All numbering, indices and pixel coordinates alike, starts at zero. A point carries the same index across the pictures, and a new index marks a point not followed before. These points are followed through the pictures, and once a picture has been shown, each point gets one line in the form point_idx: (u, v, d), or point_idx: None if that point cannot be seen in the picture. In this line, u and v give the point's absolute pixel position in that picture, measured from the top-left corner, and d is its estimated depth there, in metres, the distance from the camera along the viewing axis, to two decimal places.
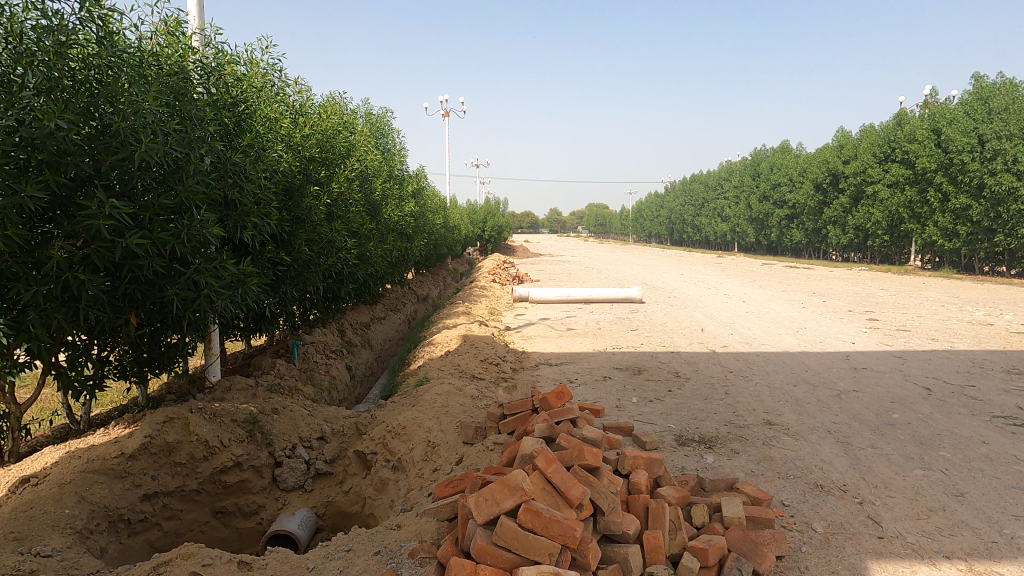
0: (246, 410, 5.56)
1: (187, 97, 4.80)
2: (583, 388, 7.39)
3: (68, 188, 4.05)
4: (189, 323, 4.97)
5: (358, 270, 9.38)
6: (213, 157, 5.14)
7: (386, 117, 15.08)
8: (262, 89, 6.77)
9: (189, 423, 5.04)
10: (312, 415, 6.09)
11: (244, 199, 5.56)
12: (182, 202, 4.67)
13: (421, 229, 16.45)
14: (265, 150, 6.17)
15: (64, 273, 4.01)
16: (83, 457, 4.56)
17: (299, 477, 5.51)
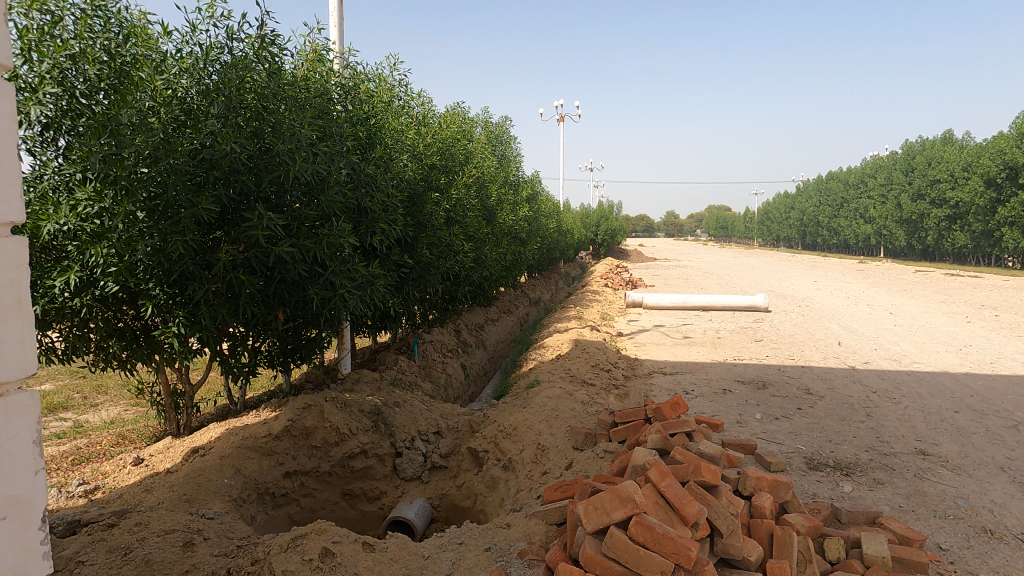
0: (372, 401, 6.01)
1: (329, 115, 5.31)
2: (700, 400, 7.04)
3: (235, 201, 4.68)
4: (326, 319, 5.48)
5: (474, 274, 9.80)
6: (351, 169, 5.68)
7: (504, 125, 15.59)
8: (389, 102, 7.31)
9: (323, 411, 5.56)
10: (430, 411, 6.43)
11: (374, 207, 6.03)
12: (324, 211, 5.18)
13: (535, 233, 16.75)
14: (393, 160, 6.69)
15: (230, 273, 4.62)
16: (239, 434, 5.22)
17: (417, 468, 5.82)
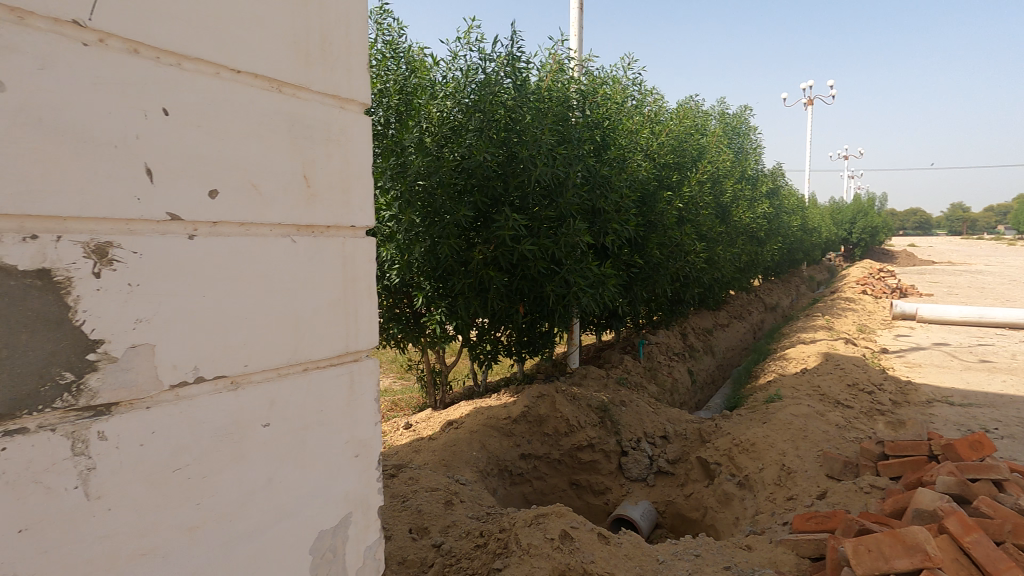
0: (600, 398, 6.16)
1: (567, 120, 5.59)
2: (1009, 442, 5.53)
3: (486, 205, 5.26)
4: (560, 315, 5.79)
5: (705, 275, 9.29)
6: (586, 171, 5.89)
7: (742, 115, 14.41)
8: (624, 103, 7.38)
9: (555, 402, 5.89)
10: (656, 414, 6.33)
11: (608, 207, 6.15)
12: (562, 212, 5.47)
13: (774, 232, 15.13)
14: (627, 160, 6.73)
15: (481, 269, 5.21)
16: (484, 413, 5.86)
17: (642, 469, 5.79)
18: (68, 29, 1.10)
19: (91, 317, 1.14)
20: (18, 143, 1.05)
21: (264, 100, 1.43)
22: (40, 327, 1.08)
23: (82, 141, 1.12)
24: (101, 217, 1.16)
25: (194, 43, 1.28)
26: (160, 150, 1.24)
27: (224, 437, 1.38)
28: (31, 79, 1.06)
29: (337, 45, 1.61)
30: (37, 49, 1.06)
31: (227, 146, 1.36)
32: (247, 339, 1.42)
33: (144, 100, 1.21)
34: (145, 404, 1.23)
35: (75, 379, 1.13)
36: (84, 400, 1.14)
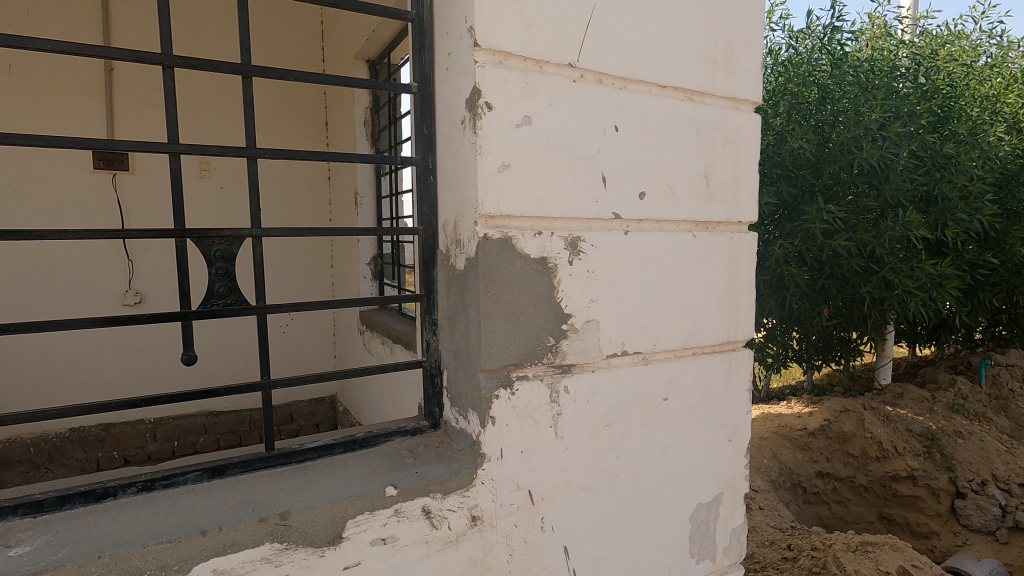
0: (922, 421, 4.07)
1: (897, 89, 4.13)
2: None
3: (794, 195, 4.13)
4: (875, 321, 4.31)
5: None
6: (919, 149, 4.29)
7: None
8: (979, 64, 5.37)
9: (865, 417, 3.95)
10: (1015, 456, 4.00)
11: (952, 192, 4.39)
12: (885, 202, 4.09)
13: None
14: (984, 131, 4.69)
15: (780, 266, 4.09)
16: (775, 419, 4.34)
17: (990, 519, 3.60)
18: (565, 70, 1.39)
19: (567, 297, 1.46)
20: (535, 163, 1.37)
21: (681, 108, 1.60)
22: (539, 302, 1.42)
23: (569, 158, 1.42)
24: (574, 218, 1.45)
25: (636, 66, 1.50)
26: (612, 161, 1.49)
27: (637, 404, 1.62)
28: (545, 112, 1.37)
29: (738, 49, 1.69)
30: (549, 89, 1.37)
31: (654, 152, 1.56)
32: (657, 321, 1.63)
33: (605, 120, 1.46)
34: (590, 368, 1.53)
35: (554, 343, 1.46)
36: (558, 359, 1.47)
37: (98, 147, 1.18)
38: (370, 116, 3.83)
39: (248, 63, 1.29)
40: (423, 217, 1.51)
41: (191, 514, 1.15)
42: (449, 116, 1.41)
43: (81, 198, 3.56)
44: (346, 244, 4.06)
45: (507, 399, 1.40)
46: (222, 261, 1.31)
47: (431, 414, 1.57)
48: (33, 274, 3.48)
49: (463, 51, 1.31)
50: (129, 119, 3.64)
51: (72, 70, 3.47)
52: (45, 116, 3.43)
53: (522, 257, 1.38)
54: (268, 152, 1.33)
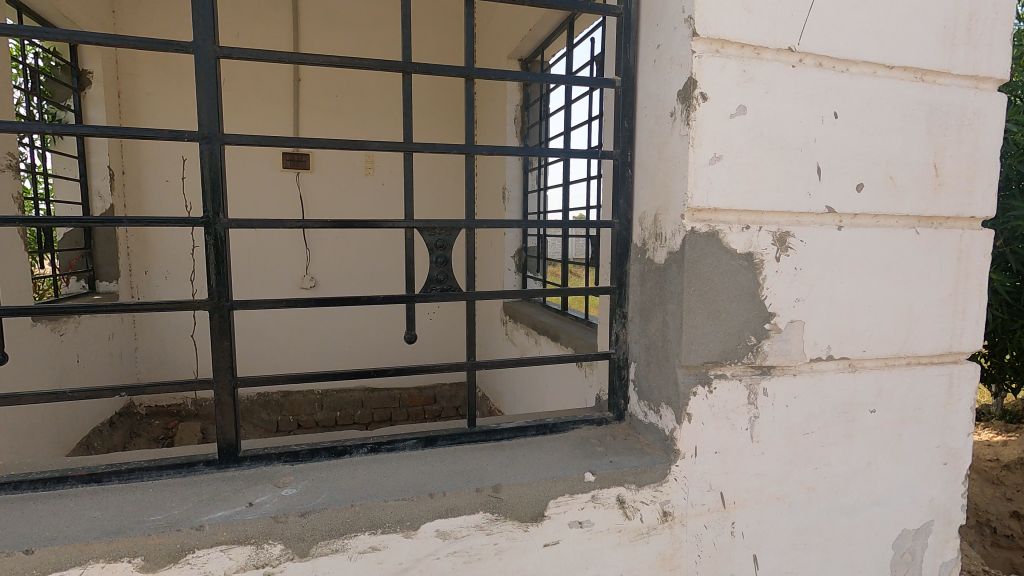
0: None
1: None
2: None
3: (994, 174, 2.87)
4: None
5: None
6: None
7: None
8: None
9: None
10: None
11: None
12: None
13: None
14: None
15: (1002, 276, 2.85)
16: None
17: None
18: (784, 55, 1.34)
19: (771, 295, 1.40)
20: (748, 153, 1.34)
21: (910, 91, 1.45)
22: (743, 298, 1.38)
23: (781, 149, 1.36)
24: (784, 211, 1.38)
25: (861, 48, 1.39)
26: (828, 151, 1.40)
27: (842, 414, 1.50)
28: (760, 100, 1.33)
29: (984, 20, 1.48)
30: (766, 77, 1.33)
31: (876, 141, 1.43)
32: (870, 326, 1.49)
33: (824, 107, 1.38)
34: (791, 372, 1.45)
35: (756, 342, 1.41)
36: (759, 359, 1.41)
37: (344, 147, 1.35)
38: (521, 113, 3.90)
39: (470, 66, 1.40)
40: (618, 211, 1.54)
41: (417, 477, 1.28)
42: (655, 109, 1.43)
43: (274, 192, 4.07)
44: (493, 238, 4.21)
45: (704, 397, 1.38)
46: (440, 249, 1.43)
47: (616, 405, 1.60)
48: (237, 258, 4.07)
49: (678, 42, 1.32)
50: (314, 123, 4.10)
51: (273, 81, 3.98)
52: (252, 122, 3.98)
53: (728, 252, 1.35)
54: (483, 149, 1.44)
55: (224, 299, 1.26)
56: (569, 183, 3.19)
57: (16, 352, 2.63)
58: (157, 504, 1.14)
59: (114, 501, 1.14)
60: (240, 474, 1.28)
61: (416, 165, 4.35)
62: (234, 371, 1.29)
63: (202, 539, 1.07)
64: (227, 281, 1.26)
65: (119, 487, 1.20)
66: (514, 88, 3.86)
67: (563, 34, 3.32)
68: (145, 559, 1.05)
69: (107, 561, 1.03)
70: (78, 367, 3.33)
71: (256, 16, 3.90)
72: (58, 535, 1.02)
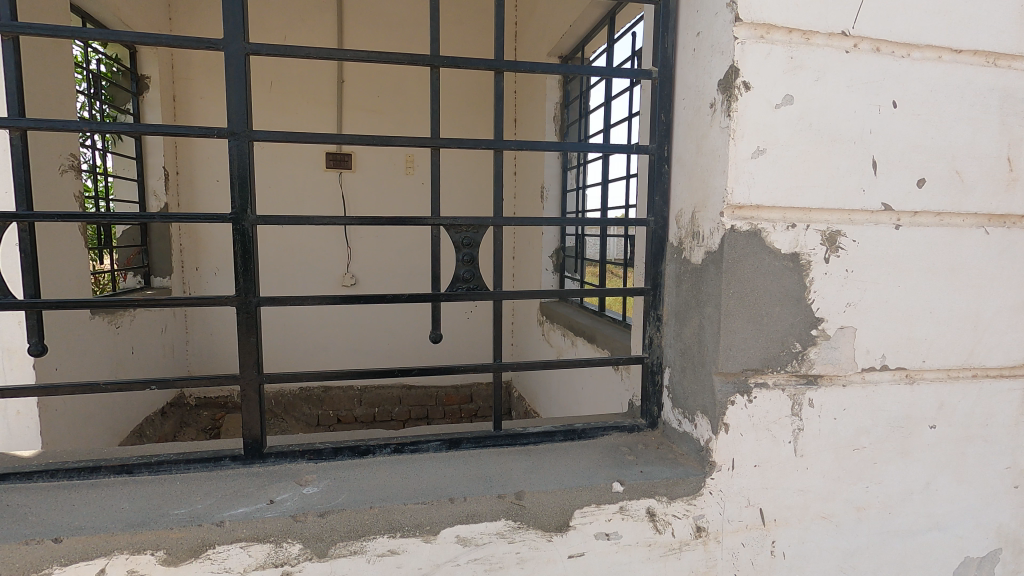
0: None
1: None
2: None
3: None
4: None
5: None
6: None
7: None
8: None
9: None
10: None
11: None
12: None
13: None
14: None
15: None
16: None
17: None
18: (836, 40, 1.24)
19: (819, 299, 1.30)
20: (795, 146, 1.25)
21: (980, 77, 1.32)
22: (787, 302, 1.29)
23: (831, 141, 1.27)
24: (834, 209, 1.28)
25: (925, 31, 1.28)
26: (884, 144, 1.29)
27: (898, 429, 1.38)
28: (809, 89, 1.24)
29: None
30: (816, 64, 1.24)
31: (940, 133, 1.31)
32: (932, 334, 1.37)
33: (881, 96, 1.28)
34: (841, 382, 1.34)
35: (801, 349, 1.31)
36: (805, 368, 1.32)
37: (372, 143, 1.33)
38: (560, 111, 3.84)
39: (500, 59, 1.36)
40: (654, 208, 1.47)
41: (438, 480, 1.25)
42: (694, 101, 1.35)
43: (317, 192, 4.15)
44: (531, 237, 4.17)
45: (743, 406, 1.29)
46: (467, 247, 1.39)
47: (649, 412, 1.53)
48: (282, 256, 4.17)
49: (719, 29, 1.24)
50: (356, 123, 4.15)
51: (317, 83, 4.06)
52: (296, 122, 4.06)
53: (771, 252, 1.26)
54: (512, 144, 1.40)
55: (250, 296, 1.26)
56: (607, 182, 3.11)
57: (76, 343, 2.76)
58: (183, 497, 1.15)
59: (142, 493, 1.16)
60: (264, 470, 1.28)
61: (455, 165, 4.35)
62: (260, 368, 1.29)
63: (223, 535, 1.08)
64: (254, 278, 1.27)
65: (148, 479, 1.22)
66: (554, 85, 3.80)
67: (604, 30, 3.25)
68: (167, 552, 1.06)
69: (131, 553, 1.04)
70: (133, 358, 3.48)
71: (301, 19, 3.98)
72: (87, 525, 1.05)
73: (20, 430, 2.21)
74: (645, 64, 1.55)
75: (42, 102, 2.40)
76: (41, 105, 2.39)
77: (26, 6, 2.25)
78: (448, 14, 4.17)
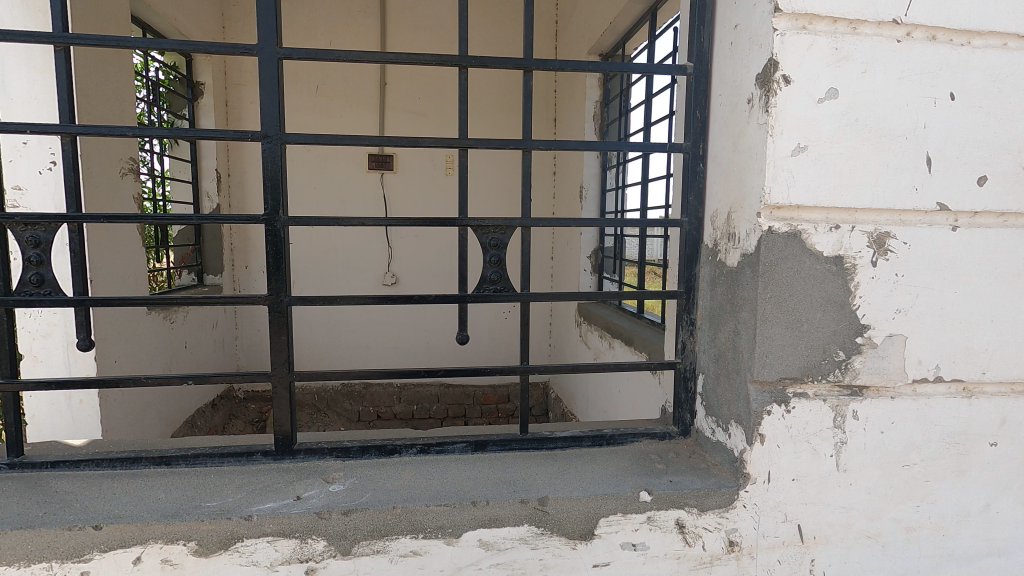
0: None
1: None
2: None
3: None
4: None
5: None
6: None
7: None
8: None
9: None
10: None
11: None
12: None
13: None
14: None
15: None
16: None
17: None
18: (887, 29, 1.17)
19: (865, 305, 1.22)
20: (839, 143, 1.18)
21: None
22: (829, 308, 1.22)
23: (881, 137, 1.19)
24: (883, 209, 1.20)
25: (988, 16, 1.18)
26: (940, 138, 1.20)
27: (954, 446, 1.28)
28: (856, 81, 1.17)
29: None
30: (864, 55, 1.16)
31: (1004, 126, 1.21)
32: (994, 344, 1.26)
33: (936, 87, 1.19)
34: (890, 393, 1.25)
35: (845, 358, 1.24)
36: (848, 378, 1.24)
37: (402, 144, 1.34)
38: (600, 109, 3.78)
39: (529, 58, 1.34)
40: (688, 208, 1.42)
41: (462, 483, 1.24)
42: (731, 97, 1.29)
43: (359, 193, 4.23)
44: (569, 238, 4.12)
45: (781, 416, 1.23)
46: (495, 248, 1.38)
47: (681, 419, 1.48)
48: (325, 256, 4.28)
49: (758, 21, 1.18)
50: (397, 124, 4.21)
51: (360, 86, 4.15)
52: (339, 125, 4.16)
53: (812, 255, 1.19)
54: (541, 144, 1.37)
55: (282, 295, 1.29)
56: (647, 181, 3.04)
57: (134, 337, 2.91)
58: (215, 490, 1.19)
59: (178, 485, 1.21)
60: (294, 466, 1.31)
61: (493, 165, 4.36)
62: (291, 366, 1.32)
63: (250, 529, 1.10)
64: (286, 278, 1.29)
65: (185, 471, 1.27)
66: (594, 83, 3.75)
67: (645, 26, 3.18)
68: (198, 543, 1.09)
69: (165, 542, 1.08)
70: (186, 352, 3.64)
71: (344, 24, 4.08)
72: (125, 513, 1.09)
73: (82, 418, 2.34)
74: (681, 60, 1.50)
75: (105, 109, 2.53)
76: (103, 111, 2.52)
77: (89, 18, 2.38)
78: (489, 15, 4.18)
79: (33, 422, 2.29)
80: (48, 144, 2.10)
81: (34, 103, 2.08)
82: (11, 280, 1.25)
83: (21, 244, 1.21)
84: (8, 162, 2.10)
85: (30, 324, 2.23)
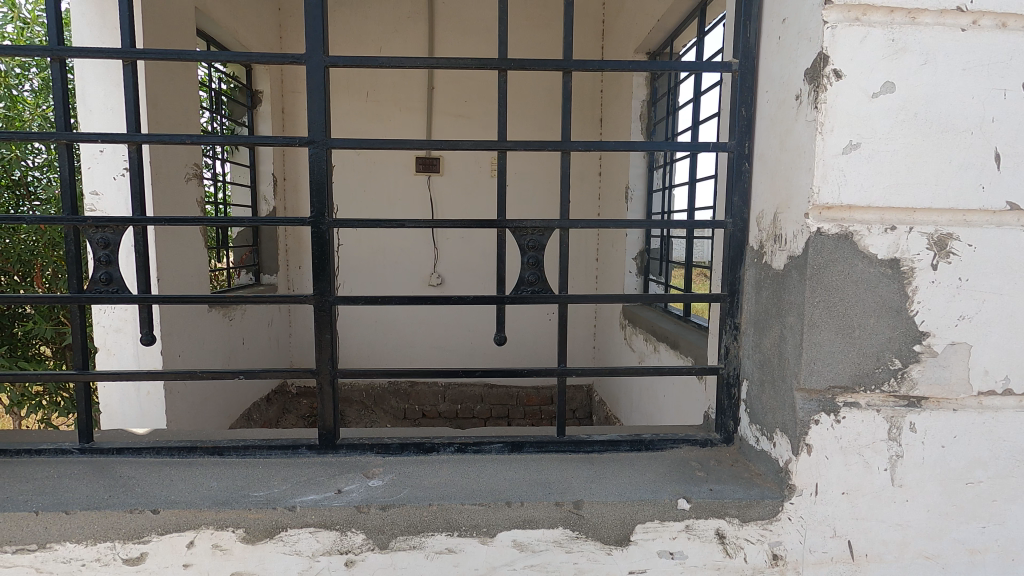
0: None
1: None
2: None
3: None
4: None
5: None
6: None
7: None
8: None
9: None
10: None
11: None
12: None
13: None
14: None
15: None
16: None
17: None
18: (950, 17, 1.10)
19: (923, 310, 1.15)
20: (894, 139, 1.12)
21: None
22: (883, 314, 1.16)
23: (943, 132, 1.12)
24: (944, 209, 1.13)
25: None
26: (1011, 133, 1.12)
27: None
28: (915, 74, 1.11)
29: None
30: (924, 46, 1.10)
31: None
32: None
33: (1006, 79, 1.11)
34: (951, 406, 1.18)
35: (901, 366, 1.17)
36: (904, 388, 1.17)
37: (442, 147, 1.36)
38: (647, 108, 3.71)
39: (568, 59, 1.33)
40: (732, 209, 1.38)
41: (498, 483, 1.25)
42: (778, 93, 1.25)
43: (406, 195, 4.33)
44: (615, 239, 4.07)
45: (830, 426, 1.18)
46: (533, 250, 1.38)
47: (724, 426, 1.44)
48: (373, 256, 4.40)
49: (807, 14, 1.14)
50: (443, 127, 4.27)
51: (408, 90, 4.24)
52: (387, 128, 4.26)
53: (864, 258, 1.14)
54: (580, 144, 1.36)
55: (326, 296, 1.33)
56: (694, 181, 2.97)
57: (197, 333, 3.08)
58: (263, 481, 1.24)
59: (229, 474, 1.27)
60: (336, 460, 1.35)
61: (538, 166, 4.35)
62: (335, 363, 1.36)
63: (294, 519, 1.15)
64: (330, 279, 1.34)
65: (235, 461, 1.33)
66: (641, 82, 3.68)
67: (695, 22, 3.10)
68: (246, 531, 1.15)
69: (215, 528, 1.14)
70: (243, 348, 3.82)
71: (394, 30, 4.18)
72: (182, 499, 1.16)
73: (149, 408, 2.50)
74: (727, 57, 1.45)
75: (172, 117, 2.69)
76: (170, 120, 2.68)
77: (159, 34, 2.54)
78: (535, 17, 4.19)
79: (107, 410, 2.47)
80: (121, 151, 2.25)
81: (110, 113, 2.23)
82: (84, 278, 1.35)
83: (93, 245, 1.31)
84: (87, 169, 2.25)
85: (105, 319, 2.40)
